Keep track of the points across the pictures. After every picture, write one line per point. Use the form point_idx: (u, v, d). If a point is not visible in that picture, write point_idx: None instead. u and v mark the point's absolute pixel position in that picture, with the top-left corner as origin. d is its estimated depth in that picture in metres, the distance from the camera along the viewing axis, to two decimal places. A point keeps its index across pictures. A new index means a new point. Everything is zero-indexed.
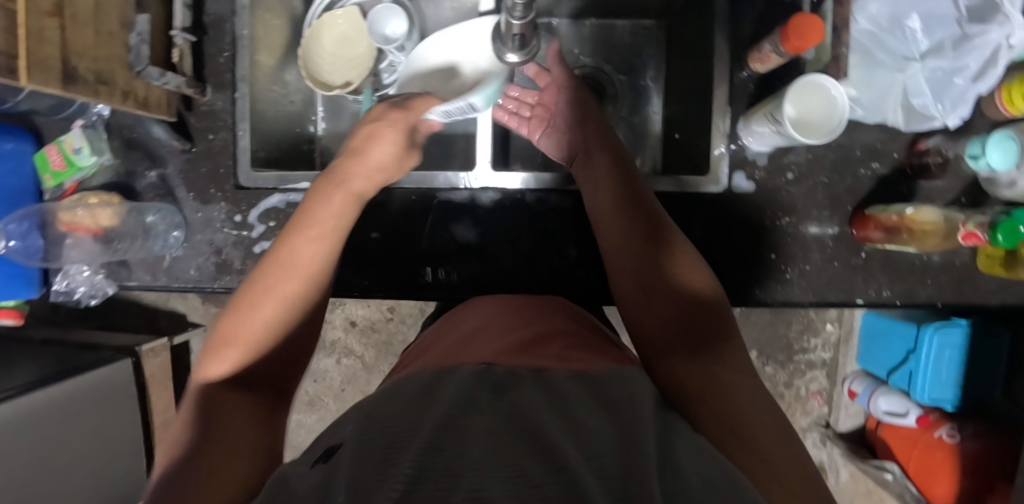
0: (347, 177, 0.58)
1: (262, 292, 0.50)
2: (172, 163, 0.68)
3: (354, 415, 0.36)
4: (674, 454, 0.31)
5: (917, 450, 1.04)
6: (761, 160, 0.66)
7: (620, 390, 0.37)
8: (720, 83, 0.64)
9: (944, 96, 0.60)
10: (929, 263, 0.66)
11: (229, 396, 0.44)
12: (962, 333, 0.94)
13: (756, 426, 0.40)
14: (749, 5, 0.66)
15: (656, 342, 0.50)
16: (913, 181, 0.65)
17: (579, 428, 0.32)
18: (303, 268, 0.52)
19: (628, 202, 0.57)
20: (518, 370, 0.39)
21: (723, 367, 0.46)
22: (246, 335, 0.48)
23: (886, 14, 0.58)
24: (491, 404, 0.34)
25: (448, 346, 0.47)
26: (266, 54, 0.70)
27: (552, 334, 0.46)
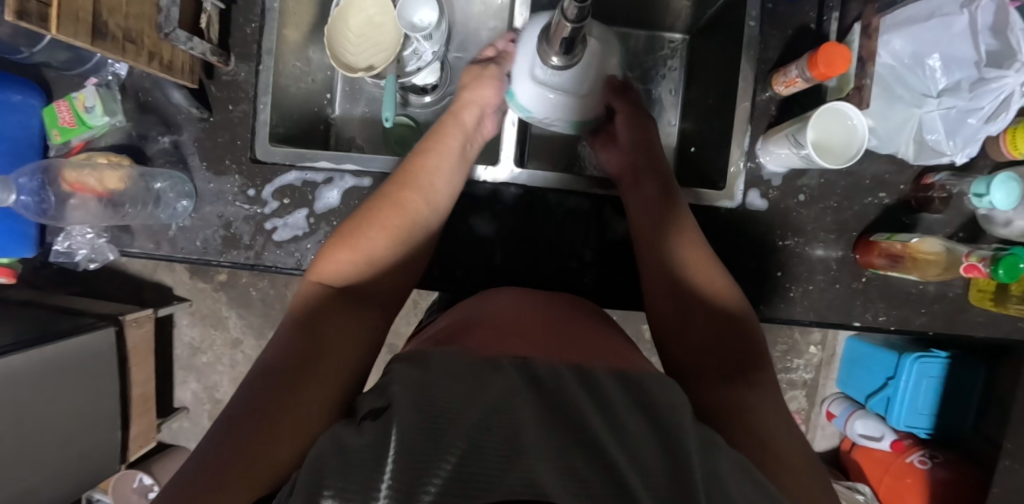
0: (457, 113, 0.63)
1: (371, 222, 0.55)
2: (188, 130, 0.66)
3: (399, 379, 0.36)
4: (715, 462, 0.32)
5: (889, 474, 1.09)
6: (776, 181, 0.68)
7: (661, 395, 0.37)
8: (742, 102, 0.66)
9: (957, 134, 0.62)
10: (924, 293, 0.69)
11: (327, 302, 0.50)
12: (940, 364, 0.99)
13: (786, 450, 0.41)
14: (777, 28, 0.67)
15: (687, 361, 0.51)
16: (916, 213, 0.67)
17: (621, 429, 0.32)
18: (416, 186, 0.58)
19: (660, 222, 0.59)
20: (556, 364, 0.38)
21: (756, 393, 0.47)
22: (364, 248, 0.54)
23: (908, 50, 0.61)
24: (545, 406, 0.34)
25: (488, 328, 0.46)
26: (293, 28, 0.69)
27: (595, 333, 0.48)
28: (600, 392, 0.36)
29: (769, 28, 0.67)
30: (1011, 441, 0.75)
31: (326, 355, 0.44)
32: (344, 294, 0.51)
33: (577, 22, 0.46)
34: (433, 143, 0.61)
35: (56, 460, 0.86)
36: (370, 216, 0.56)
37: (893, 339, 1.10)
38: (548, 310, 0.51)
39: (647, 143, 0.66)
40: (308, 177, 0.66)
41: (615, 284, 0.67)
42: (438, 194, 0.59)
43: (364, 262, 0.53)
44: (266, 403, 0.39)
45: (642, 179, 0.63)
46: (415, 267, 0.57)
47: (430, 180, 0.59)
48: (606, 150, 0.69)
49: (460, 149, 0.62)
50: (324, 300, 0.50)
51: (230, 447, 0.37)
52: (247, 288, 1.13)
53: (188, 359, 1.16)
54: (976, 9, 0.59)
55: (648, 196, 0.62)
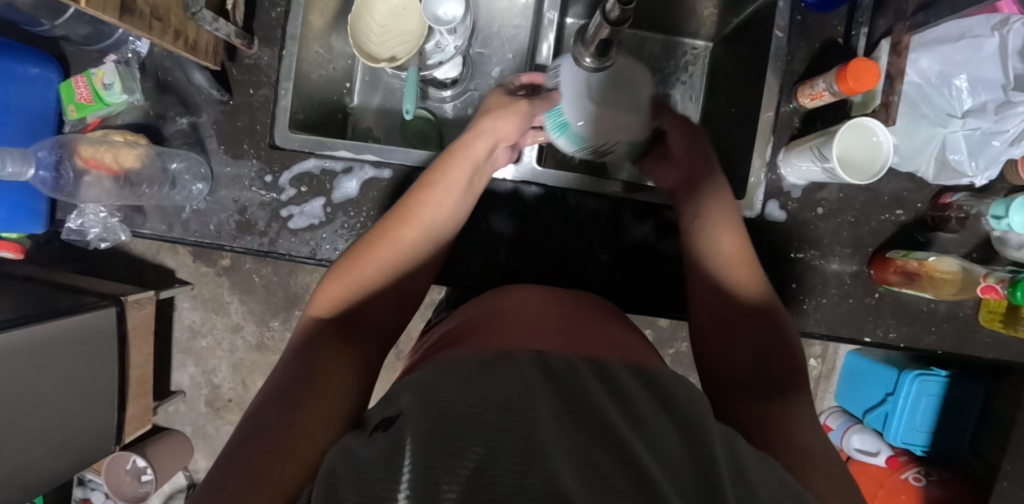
0: (468, 143, 0.60)
1: (370, 252, 0.55)
2: (207, 112, 0.65)
3: (408, 386, 0.35)
4: (741, 458, 0.31)
5: (883, 490, 1.10)
6: (795, 193, 0.68)
7: (677, 390, 0.36)
8: (767, 112, 0.66)
9: (979, 155, 0.63)
10: (935, 311, 0.69)
11: (326, 330, 0.48)
12: (939, 382, 1.00)
13: (812, 444, 0.40)
14: (805, 41, 0.67)
15: (727, 380, 0.49)
16: (932, 231, 0.68)
17: (641, 422, 0.31)
18: (421, 220, 0.57)
19: (710, 237, 0.58)
20: (572, 359, 0.38)
21: (799, 410, 0.45)
22: (358, 275, 0.53)
23: (936, 70, 0.62)
24: (563, 401, 0.33)
25: (494, 328, 0.45)
26: (318, 15, 0.69)
27: (613, 331, 0.47)
28: (618, 387, 0.35)
29: (795, 41, 0.67)
30: (1010, 463, 0.76)
31: (325, 375, 0.43)
32: (338, 323, 0.50)
33: (618, 22, 0.45)
34: (436, 170, 0.59)
35: (51, 438, 0.85)
36: (370, 249, 0.55)
37: (893, 356, 1.11)
38: (554, 311, 0.49)
39: (700, 156, 0.63)
40: (327, 166, 0.66)
41: (628, 287, 0.67)
42: (438, 225, 0.58)
43: (359, 291, 0.53)
44: (268, 423, 0.38)
45: (696, 190, 0.61)
46: (407, 296, 0.56)
47: (429, 214, 0.57)
48: (659, 167, 0.66)
49: (468, 182, 0.59)
50: (316, 333, 0.48)
51: (231, 473, 0.34)
52: (251, 273, 1.12)
53: (187, 342, 1.15)
54: (1007, 33, 0.61)
55: (697, 210, 0.60)
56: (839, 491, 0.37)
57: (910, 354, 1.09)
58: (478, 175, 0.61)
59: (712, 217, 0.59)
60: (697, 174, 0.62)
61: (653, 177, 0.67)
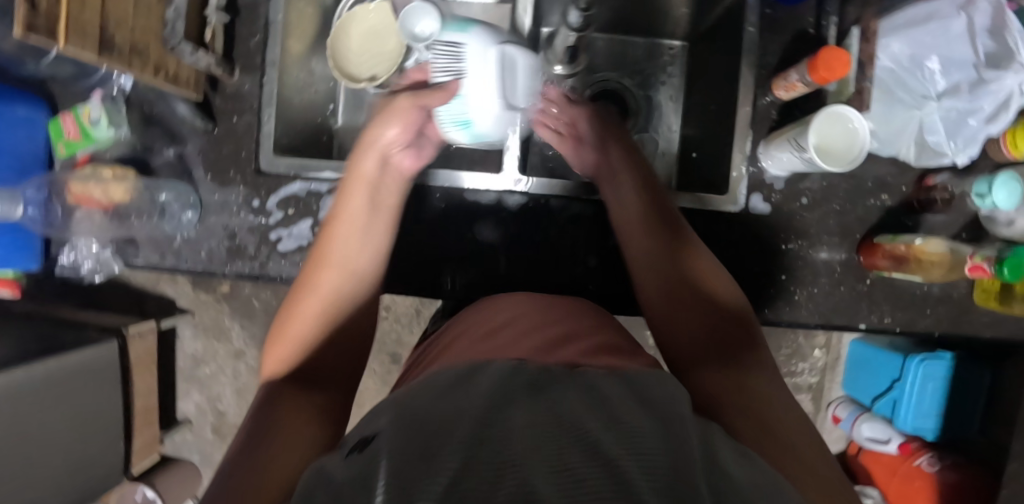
0: (356, 170, 0.63)
1: (302, 306, 0.58)
2: (192, 142, 0.66)
3: (389, 407, 0.35)
4: (723, 457, 0.30)
5: (897, 478, 1.09)
6: (778, 185, 0.68)
7: (658, 390, 0.36)
8: (743, 106, 0.66)
9: (957, 135, 0.63)
10: (929, 294, 0.69)
11: (272, 386, 0.50)
12: (945, 365, 1.00)
13: (784, 424, 0.41)
14: (778, 34, 0.68)
15: (685, 357, 0.53)
16: (919, 214, 0.68)
17: (621, 424, 0.31)
18: (331, 258, 0.60)
19: (646, 229, 0.62)
20: (551, 367, 0.39)
21: (754, 374, 0.48)
22: (296, 331, 0.56)
23: (907, 53, 0.62)
24: (535, 399, 0.33)
25: (473, 341, 0.47)
26: (297, 40, 0.70)
27: (581, 335, 0.46)
28: (599, 392, 0.35)
29: (767, 35, 0.68)
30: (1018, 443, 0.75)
31: (280, 418, 0.44)
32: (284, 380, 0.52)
33: None
34: (338, 208, 0.62)
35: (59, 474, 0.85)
36: (295, 305, 0.59)
37: (898, 341, 1.11)
38: (531, 314, 0.51)
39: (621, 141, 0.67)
40: (313, 188, 0.67)
41: (617, 292, 0.67)
42: (351, 253, 0.61)
43: (295, 341, 0.56)
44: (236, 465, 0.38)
45: (620, 173, 0.65)
46: (350, 335, 0.58)
47: (337, 247, 0.61)
48: (574, 149, 0.69)
49: (369, 202, 0.63)
50: (271, 389, 0.50)
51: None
52: (250, 298, 1.13)
53: (191, 370, 1.15)
54: (973, 12, 0.60)
55: (626, 195, 0.64)
56: (813, 467, 0.37)
57: (915, 339, 1.09)
58: (378, 192, 0.63)
59: (642, 204, 0.63)
60: (615, 161, 0.66)
61: (571, 160, 0.70)
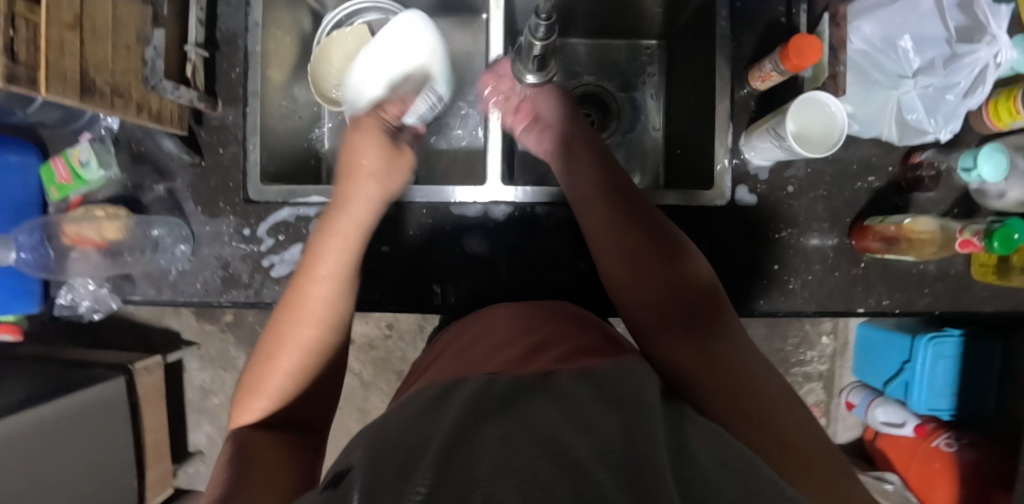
0: (344, 206, 0.60)
1: (279, 341, 0.55)
2: (181, 176, 0.67)
3: (363, 437, 0.36)
4: (687, 443, 0.31)
5: (917, 460, 1.08)
6: (763, 175, 0.68)
7: (625, 387, 0.37)
8: (722, 99, 0.66)
9: (937, 111, 0.63)
10: (926, 272, 0.69)
11: (254, 439, 0.48)
12: (955, 343, 0.98)
13: (763, 407, 0.43)
14: (750, 25, 0.68)
15: (652, 328, 0.53)
16: (908, 193, 0.67)
17: (587, 425, 0.32)
18: (317, 314, 0.56)
19: (601, 208, 0.60)
20: (523, 379, 0.40)
21: (722, 345, 0.49)
22: (272, 380, 0.53)
23: (880, 35, 0.63)
24: (503, 413, 0.35)
25: (452, 362, 0.48)
26: (277, 69, 0.71)
27: (552, 343, 0.48)
28: (569, 396, 0.36)
29: (741, 27, 0.68)
30: None
31: (265, 469, 0.43)
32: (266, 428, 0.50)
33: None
34: (316, 249, 0.59)
35: None
36: (270, 347, 0.55)
37: (905, 322, 1.09)
38: (517, 330, 0.52)
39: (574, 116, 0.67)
40: (301, 212, 0.67)
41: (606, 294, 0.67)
42: (342, 311, 0.57)
43: (277, 384, 0.53)
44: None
45: (578, 147, 0.65)
46: (329, 374, 0.57)
47: (323, 296, 0.56)
48: (527, 130, 0.68)
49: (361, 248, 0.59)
50: (250, 434, 0.48)
51: None
52: (254, 326, 1.14)
53: (200, 402, 1.16)
54: None
55: (582, 167, 0.63)
56: (793, 447, 0.39)
57: (922, 318, 1.07)
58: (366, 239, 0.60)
59: (598, 178, 0.62)
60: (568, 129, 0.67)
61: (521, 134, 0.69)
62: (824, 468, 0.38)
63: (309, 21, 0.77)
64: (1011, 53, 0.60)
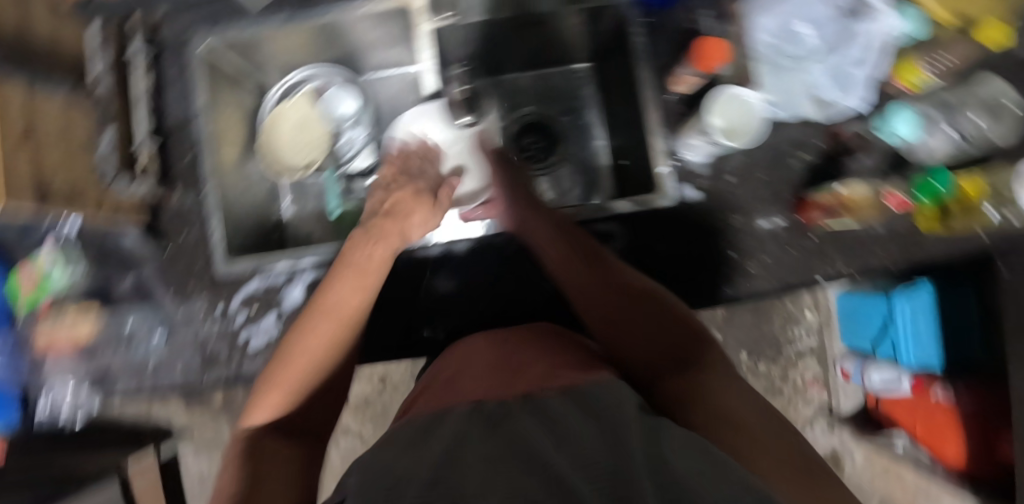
0: (385, 236, 0.65)
1: (305, 334, 0.59)
2: (148, 264, 0.69)
3: (354, 468, 0.37)
4: (664, 455, 0.34)
5: (921, 415, 1.12)
6: (703, 170, 0.72)
7: (607, 406, 0.40)
8: (651, 108, 0.70)
9: (842, 83, 0.70)
10: (874, 233, 0.72)
11: (262, 442, 0.51)
12: (929, 295, 1.04)
13: (750, 420, 0.45)
14: (664, 36, 0.73)
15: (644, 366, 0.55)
16: (840, 163, 0.72)
17: (568, 445, 0.34)
18: (342, 313, 0.60)
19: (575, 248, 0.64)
20: (507, 402, 0.43)
21: (710, 371, 0.52)
22: (285, 380, 0.57)
23: (778, 26, 0.70)
24: (499, 434, 0.37)
25: (438, 390, 0.51)
26: (227, 149, 0.73)
27: (537, 363, 0.51)
28: (550, 420, 0.39)
29: (655, 39, 0.73)
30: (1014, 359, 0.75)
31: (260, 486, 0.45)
32: (278, 431, 0.53)
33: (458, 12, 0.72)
34: (352, 265, 0.63)
35: None
36: (283, 356, 0.58)
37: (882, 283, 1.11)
38: (503, 354, 0.55)
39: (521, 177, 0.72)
40: (270, 280, 0.69)
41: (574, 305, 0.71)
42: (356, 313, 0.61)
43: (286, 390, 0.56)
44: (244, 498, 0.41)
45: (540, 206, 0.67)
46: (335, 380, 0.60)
47: (347, 302, 0.61)
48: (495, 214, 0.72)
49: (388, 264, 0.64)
50: (254, 440, 0.52)
51: None
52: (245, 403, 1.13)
53: (199, 489, 1.13)
54: None
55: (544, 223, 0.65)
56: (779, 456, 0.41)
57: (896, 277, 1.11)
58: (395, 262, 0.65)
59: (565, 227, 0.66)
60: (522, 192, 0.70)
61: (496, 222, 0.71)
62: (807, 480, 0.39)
63: (253, 97, 0.80)
64: (891, 14, 0.68)
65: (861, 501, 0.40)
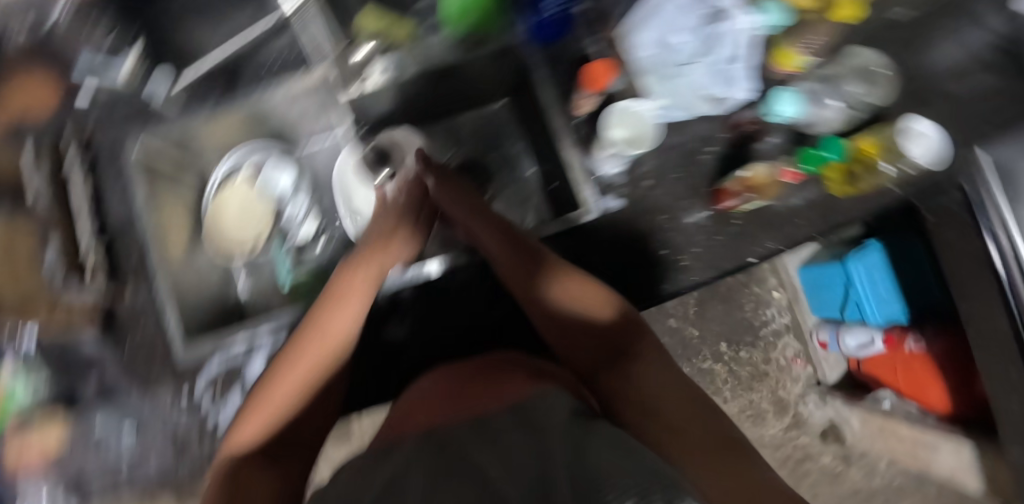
0: (370, 264, 0.70)
1: (293, 362, 0.63)
2: (109, 364, 0.70)
3: (329, 494, 0.45)
4: (587, 461, 0.40)
5: (901, 370, 1.17)
6: (620, 179, 0.78)
7: (542, 417, 0.46)
8: (564, 136, 0.78)
9: (722, 80, 0.79)
10: (795, 208, 0.80)
11: (242, 466, 0.56)
12: (878, 252, 1.10)
13: (675, 416, 0.55)
14: (562, 66, 0.80)
15: (589, 367, 0.64)
16: (742, 149, 0.81)
17: (503, 457, 0.41)
18: (333, 338, 0.64)
19: (524, 261, 0.68)
20: (457, 428, 0.47)
21: (644, 366, 0.61)
22: (278, 401, 0.61)
23: (654, 41, 0.79)
24: (441, 449, 0.45)
25: (403, 411, 0.57)
26: (173, 239, 0.76)
27: (497, 379, 0.57)
28: (491, 430, 0.45)
29: (556, 68, 0.79)
30: None
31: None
32: (261, 454, 0.57)
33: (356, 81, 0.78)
34: (341, 290, 0.67)
35: None
36: (270, 381, 0.63)
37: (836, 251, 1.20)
38: (458, 377, 0.59)
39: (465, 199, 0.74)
40: (229, 360, 0.71)
41: (523, 328, 0.76)
42: (345, 339, 0.65)
43: (275, 411, 0.61)
44: None
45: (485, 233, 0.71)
46: (320, 403, 0.64)
47: (338, 326, 0.65)
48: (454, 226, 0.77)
49: (368, 293, 0.68)
50: (239, 462, 0.56)
51: None
52: None
53: None
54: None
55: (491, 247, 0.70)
56: (695, 450, 0.52)
57: (846, 242, 1.19)
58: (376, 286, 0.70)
59: (506, 243, 0.69)
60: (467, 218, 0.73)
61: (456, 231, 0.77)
62: (717, 464, 0.51)
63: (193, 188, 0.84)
64: (750, 16, 0.78)
65: (759, 468, 0.52)
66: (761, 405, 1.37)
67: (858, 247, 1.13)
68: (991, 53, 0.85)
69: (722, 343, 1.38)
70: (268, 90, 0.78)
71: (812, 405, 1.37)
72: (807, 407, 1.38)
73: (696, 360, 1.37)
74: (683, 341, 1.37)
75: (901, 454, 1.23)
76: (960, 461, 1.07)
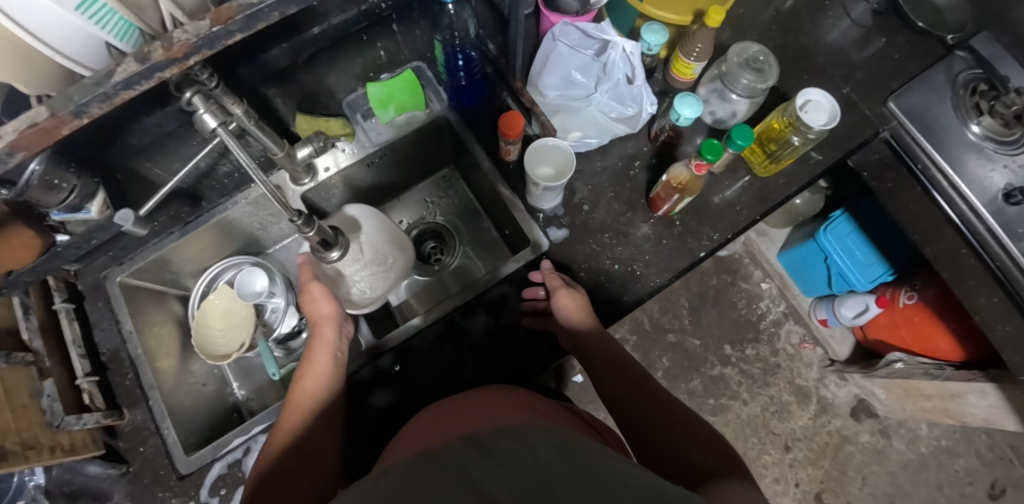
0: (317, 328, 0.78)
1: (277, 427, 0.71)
2: (117, 490, 0.73)
3: None
4: (580, 483, 0.41)
5: (904, 327, 1.11)
6: (559, 211, 0.85)
7: (538, 436, 0.48)
8: (500, 184, 0.87)
9: (627, 100, 0.85)
10: (729, 198, 0.87)
11: None
12: (846, 220, 1.08)
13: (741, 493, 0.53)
14: (486, 125, 0.90)
15: (673, 472, 0.63)
16: (664, 156, 0.88)
17: (500, 467, 0.43)
18: (299, 397, 0.71)
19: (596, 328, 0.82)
20: (450, 443, 0.48)
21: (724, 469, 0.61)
22: (262, 465, 0.67)
23: (559, 82, 0.86)
24: (437, 467, 0.43)
25: (399, 442, 0.60)
26: (165, 358, 0.82)
27: (512, 395, 0.62)
28: (484, 443, 0.47)
29: (479, 129, 0.90)
30: None
31: None
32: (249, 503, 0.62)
33: (309, 176, 0.88)
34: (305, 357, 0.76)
35: None
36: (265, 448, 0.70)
37: (807, 229, 1.24)
38: (476, 396, 0.63)
39: None
40: (231, 459, 0.74)
41: (500, 369, 0.78)
42: (311, 395, 0.71)
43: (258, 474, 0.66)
44: None
45: None
46: (308, 459, 0.67)
47: (303, 385, 0.72)
48: None
49: (323, 352, 0.75)
50: None
51: None
52: None
53: None
54: (560, 36, 0.84)
55: None
56: None
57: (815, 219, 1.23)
58: (334, 341, 0.77)
59: None
60: None
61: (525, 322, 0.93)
62: None
63: (182, 307, 0.91)
64: (634, 42, 0.82)
65: None
66: (782, 397, 1.36)
67: (828, 219, 1.12)
68: (859, 31, 0.96)
69: (727, 346, 1.39)
70: (228, 205, 0.83)
71: (833, 386, 1.36)
72: (829, 389, 1.36)
73: (705, 368, 1.37)
74: (686, 353, 1.38)
75: (933, 411, 1.21)
76: (991, 403, 1.02)
